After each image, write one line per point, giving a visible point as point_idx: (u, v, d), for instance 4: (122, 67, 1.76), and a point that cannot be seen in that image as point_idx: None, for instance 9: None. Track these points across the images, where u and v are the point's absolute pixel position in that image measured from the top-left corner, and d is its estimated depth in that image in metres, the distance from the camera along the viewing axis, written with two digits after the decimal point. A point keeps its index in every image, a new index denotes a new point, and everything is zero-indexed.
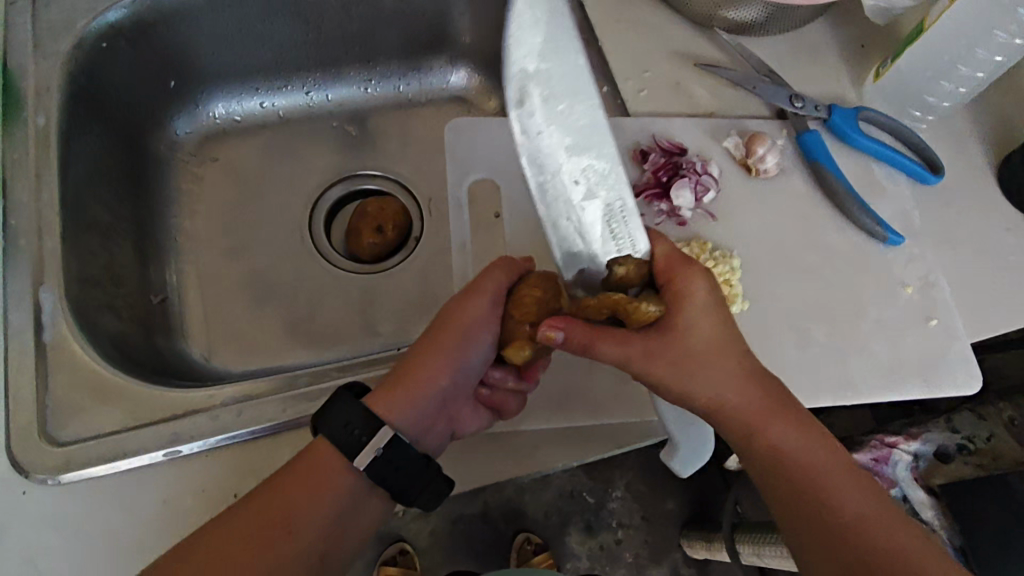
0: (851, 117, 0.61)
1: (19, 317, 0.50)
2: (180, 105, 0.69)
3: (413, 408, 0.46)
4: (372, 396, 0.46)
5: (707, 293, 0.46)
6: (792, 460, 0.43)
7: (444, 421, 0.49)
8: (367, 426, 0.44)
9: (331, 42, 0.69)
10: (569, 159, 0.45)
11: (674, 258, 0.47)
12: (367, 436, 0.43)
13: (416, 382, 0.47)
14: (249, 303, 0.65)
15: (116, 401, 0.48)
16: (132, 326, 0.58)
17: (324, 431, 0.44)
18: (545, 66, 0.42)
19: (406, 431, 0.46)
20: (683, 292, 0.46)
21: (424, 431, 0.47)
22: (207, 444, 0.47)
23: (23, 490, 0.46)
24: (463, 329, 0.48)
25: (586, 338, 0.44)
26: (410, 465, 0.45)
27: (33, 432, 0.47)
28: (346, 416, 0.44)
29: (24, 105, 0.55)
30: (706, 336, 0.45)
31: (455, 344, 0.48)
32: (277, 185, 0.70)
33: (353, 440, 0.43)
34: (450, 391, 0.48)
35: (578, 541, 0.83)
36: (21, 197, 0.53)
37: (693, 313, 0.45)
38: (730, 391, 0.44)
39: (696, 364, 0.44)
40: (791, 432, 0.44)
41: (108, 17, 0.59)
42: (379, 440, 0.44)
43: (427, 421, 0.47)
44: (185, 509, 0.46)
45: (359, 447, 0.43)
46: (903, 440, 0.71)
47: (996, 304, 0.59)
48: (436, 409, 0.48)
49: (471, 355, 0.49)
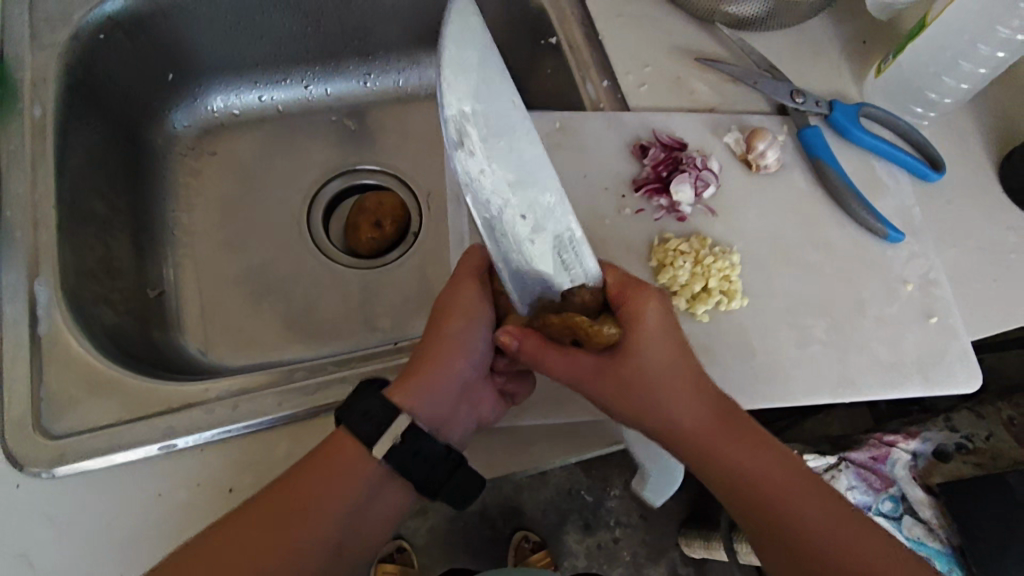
0: (852, 113, 0.61)
1: (13, 309, 0.49)
2: (178, 98, 0.68)
3: (434, 399, 0.46)
4: (394, 388, 0.45)
5: (658, 316, 0.46)
6: (750, 477, 0.44)
7: (465, 411, 0.49)
8: (386, 415, 0.43)
9: (330, 36, 0.68)
10: (520, 193, 0.38)
11: (626, 285, 0.46)
12: (385, 425, 0.43)
13: (433, 374, 0.46)
14: (247, 297, 0.64)
15: (112, 394, 0.48)
16: (129, 319, 0.58)
17: (344, 421, 0.43)
18: (478, 97, 0.35)
19: (428, 423, 0.45)
20: (633, 317, 0.45)
21: (446, 421, 0.47)
22: (203, 438, 0.47)
23: (16, 483, 0.45)
24: (468, 317, 0.47)
25: (538, 348, 0.45)
26: (429, 455, 0.44)
27: (27, 425, 0.46)
28: (367, 406, 0.43)
29: (19, 96, 0.55)
30: (654, 359, 0.45)
31: (462, 333, 0.47)
32: (275, 178, 0.70)
33: (373, 429, 0.43)
34: (467, 379, 0.48)
35: (576, 539, 0.83)
36: (16, 188, 0.52)
37: (646, 338, 0.45)
38: (683, 411, 0.45)
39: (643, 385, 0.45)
40: (748, 448, 0.44)
41: (105, 8, 0.58)
42: (397, 427, 0.43)
43: (447, 412, 0.47)
44: (180, 503, 0.46)
45: (377, 437, 0.43)
46: (902, 438, 0.70)
47: (996, 302, 0.58)
48: (456, 398, 0.47)
49: (481, 341, 0.48)
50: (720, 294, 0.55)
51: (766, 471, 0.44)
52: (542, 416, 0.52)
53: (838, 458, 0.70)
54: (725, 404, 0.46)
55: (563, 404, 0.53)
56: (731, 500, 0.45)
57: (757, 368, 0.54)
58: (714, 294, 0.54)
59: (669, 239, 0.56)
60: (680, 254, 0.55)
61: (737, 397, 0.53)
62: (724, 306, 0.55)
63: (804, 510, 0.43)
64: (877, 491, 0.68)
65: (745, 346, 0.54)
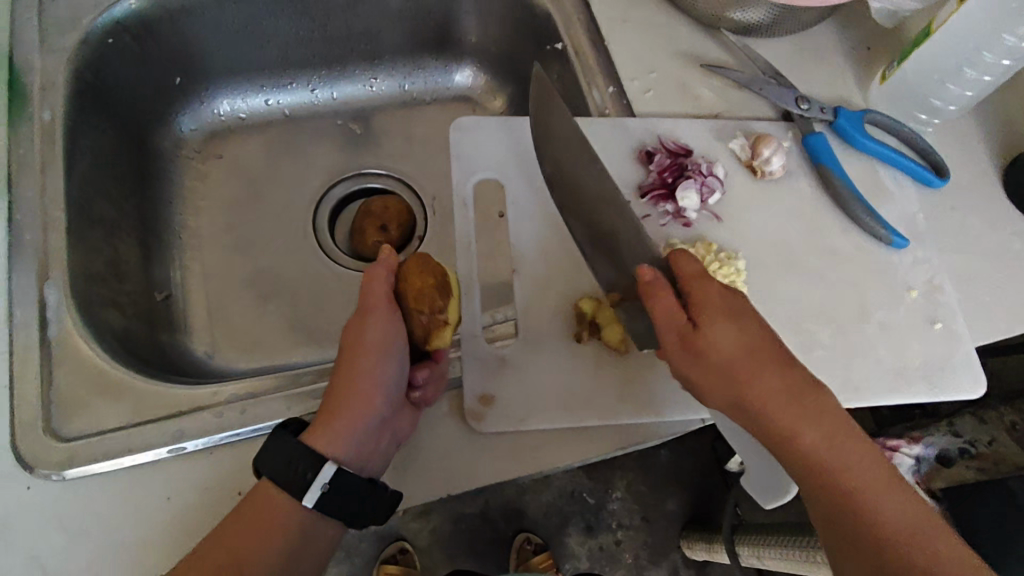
0: (857, 120, 0.61)
1: (23, 312, 0.49)
2: (185, 102, 0.69)
3: (350, 437, 0.45)
4: (308, 432, 0.45)
5: (726, 296, 0.44)
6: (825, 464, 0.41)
7: (389, 439, 0.48)
8: (311, 463, 0.43)
9: (337, 40, 0.69)
10: None
11: (696, 274, 0.45)
12: (310, 475, 0.43)
13: (349, 416, 0.45)
14: (253, 301, 0.65)
15: (121, 397, 0.48)
16: (137, 323, 0.58)
17: (263, 470, 0.43)
18: None
19: (351, 459, 0.45)
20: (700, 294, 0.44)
21: (371, 453, 0.46)
22: (212, 441, 0.47)
23: (26, 486, 0.46)
24: (376, 351, 0.46)
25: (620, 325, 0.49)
26: (352, 491, 0.44)
27: (36, 428, 0.47)
28: (283, 453, 0.43)
29: (29, 100, 0.55)
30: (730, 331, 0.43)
31: (371, 365, 0.46)
32: (282, 182, 0.70)
33: (295, 476, 0.43)
34: (385, 411, 0.47)
35: (578, 542, 0.83)
36: (27, 192, 0.53)
37: (713, 324, 0.43)
38: (759, 390, 0.42)
39: (711, 358, 0.42)
40: (828, 434, 0.41)
41: (114, 13, 0.59)
42: (323, 477, 0.43)
43: (371, 444, 0.46)
44: (188, 507, 0.46)
45: (306, 485, 0.43)
46: (906, 442, 0.71)
47: (1000, 308, 0.59)
48: (378, 430, 0.46)
49: (394, 370, 0.47)
50: None
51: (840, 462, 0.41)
52: (549, 420, 0.52)
53: None
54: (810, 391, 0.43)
55: (569, 408, 0.53)
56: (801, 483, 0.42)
57: None
58: None
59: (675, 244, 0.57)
60: None
61: None
62: None
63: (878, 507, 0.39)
64: None
65: None
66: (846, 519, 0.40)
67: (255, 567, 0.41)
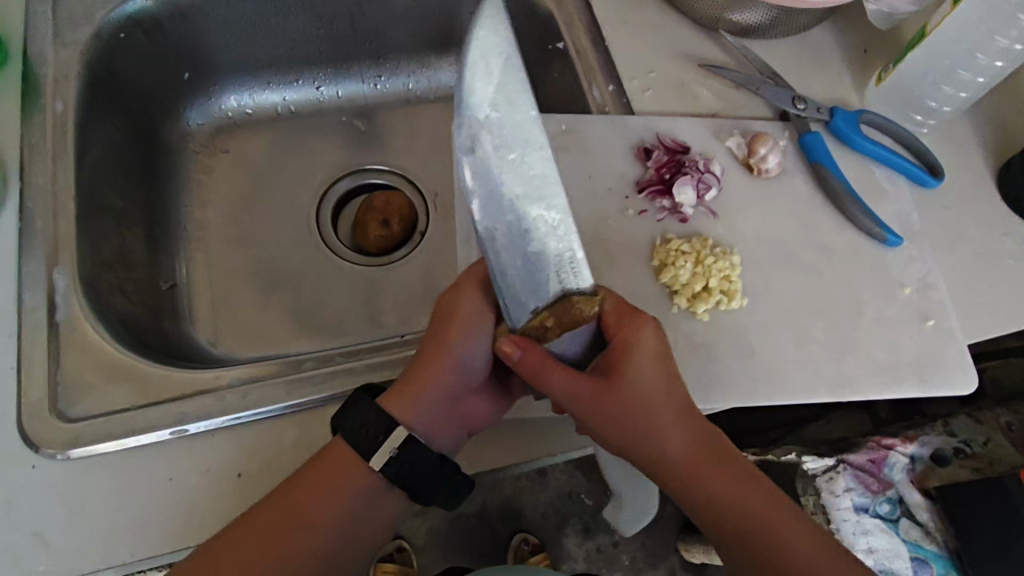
0: (853, 120, 0.62)
1: (32, 297, 0.51)
2: (193, 97, 0.70)
3: (422, 405, 0.46)
4: (384, 400, 0.46)
5: (649, 346, 0.46)
6: (737, 514, 0.46)
7: (462, 420, 0.49)
8: (383, 428, 0.45)
9: (342, 39, 0.70)
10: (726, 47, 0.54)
11: (621, 313, 0.46)
12: (382, 438, 0.44)
13: (427, 385, 0.46)
14: (256, 291, 0.66)
15: (126, 380, 0.49)
16: (142, 309, 0.59)
17: (341, 430, 0.45)
18: None
19: (422, 430, 0.46)
20: (627, 346, 0.46)
21: (443, 428, 0.47)
22: (214, 424, 0.48)
23: (32, 464, 0.46)
24: (472, 323, 0.47)
25: (540, 366, 0.43)
26: (426, 468, 0.45)
27: (43, 408, 0.48)
28: (360, 416, 0.45)
29: (42, 92, 0.56)
30: (647, 392, 0.46)
31: (463, 337, 0.47)
32: (287, 177, 0.71)
33: (370, 440, 0.44)
34: (463, 385, 0.48)
35: (576, 543, 0.81)
36: (38, 180, 0.54)
37: (636, 364, 0.46)
38: (669, 442, 0.46)
39: (638, 416, 0.46)
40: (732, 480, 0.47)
41: (127, 7, 0.60)
42: (392, 442, 0.44)
43: (443, 421, 0.47)
44: (190, 487, 0.47)
45: (380, 451, 0.44)
46: (901, 442, 0.71)
47: (992, 308, 0.59)
48: (447, 407, 0.47)
49: (480, 347, 0.47)
50: (720, 294, 0.56)
51: (746, 502, 0.46)
52: (547, 409, 0.53)
53: (836, 458, 0.70)
54: (717, 444, 0.48)
55: None
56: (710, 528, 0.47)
57: (755, 366, 0.55)
58: (715, 294, 0.55)
59: (671, 239, 0.57)
60: (682, 254, 0.56)
61: (737, 394, 0.54)
62: (724, 306, 0.56)
63: (783, 539, 0.46)
64: (875, 493, 0.69)
65: (744, 344, 0.56)
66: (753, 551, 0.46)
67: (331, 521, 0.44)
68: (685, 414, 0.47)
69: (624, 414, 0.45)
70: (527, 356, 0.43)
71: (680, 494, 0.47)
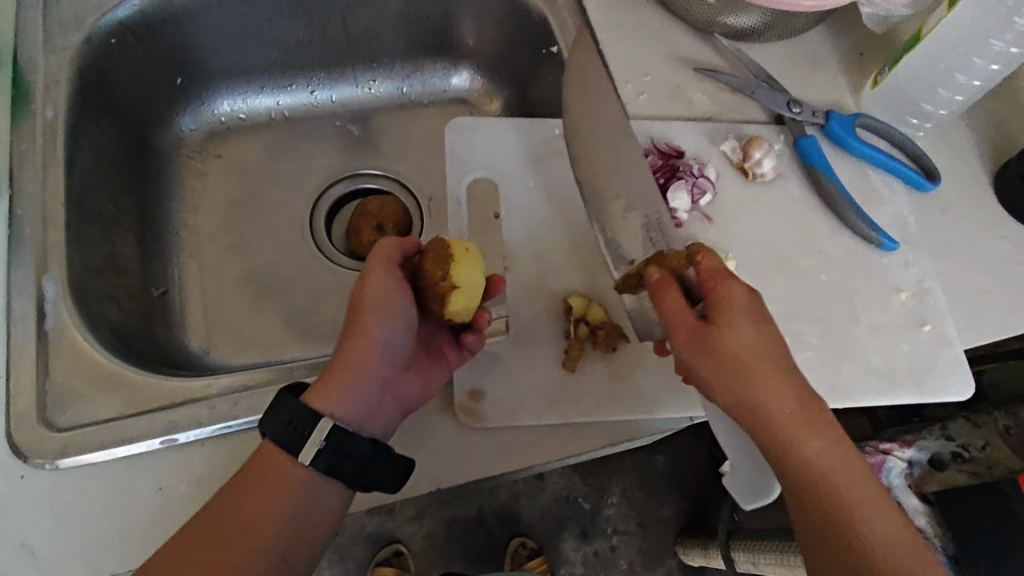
0: (849, 124, 0.62)
1: (21, 305, 0.50)
2: (186, 102, 0.70)
3: (349, 394, 0.45)
4: (309, 396, 0.45)
5: (759, 304, 0.45)
6: (830, 487, 0.42)
7: (391, 406, 0.48)
8: (310, 421, 0.43)
9: (336, 43, 0.70)
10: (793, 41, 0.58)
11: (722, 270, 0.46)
12: (309, 430, 0.43)
13: (348, 373, 0.45)
14: (249, 298, 0.65)
15: (115, 388, 0.49)
16: (133, 316, 0.59)
17: (269, 432, 0.43)
18: None
19: (349, 417, 0.45)
20: (727, 296, 0.44)
21: (370, 414, 0.46)
22: (204, 432, 0.48)
23: (21, 474, 0.46)
24: (383, 304, 0.47)
25: (667, 299, 0.45)
26: (359, 453, 0.44)
27: (31, 418, 0.47)
28: (284, 413, 0.43)
29: (31, 97, 0.56)
30: (752, 340, 0.43)
31: (379, 319, 0.46)
32: (280, 182, 0.71)
33: (295, 435, 0.43)
34: (386, 369, 0.47)
35: (573, 547, 0.91)
36: (27, 187, 0.54)
37: (737, 321, 0.44)
38: (778, 398, 0.43)
39: (743, 366, 0.43)
40: (832, 449, 0.43)
41: (118, 13, 0.60)
42: (319, 432, 0.43)
43: (371, 407, 0.46)
44: (180, 497, 0.47)
45: (309, 445, 0.43)
46: (897, 446, 0.73)
47: (989, 312, 0.59)
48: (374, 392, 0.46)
49: (396, 328, 0.47)
50: None
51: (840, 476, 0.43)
52: (537, 416, 0.53)
53: None
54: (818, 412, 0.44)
55: (557, 407, 0.53)
56: (800, 498, 0.43)
57: None
58: None
59: None
60: None
61: None
62: None
63: (874, 525, 0.42)
64: None
65: None
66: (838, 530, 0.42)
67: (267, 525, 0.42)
68: (795, 367, 0.44)
69: (739, 365, 0.42)
70: (668, 299, 0.45)
71: (779, 456, 0.43)
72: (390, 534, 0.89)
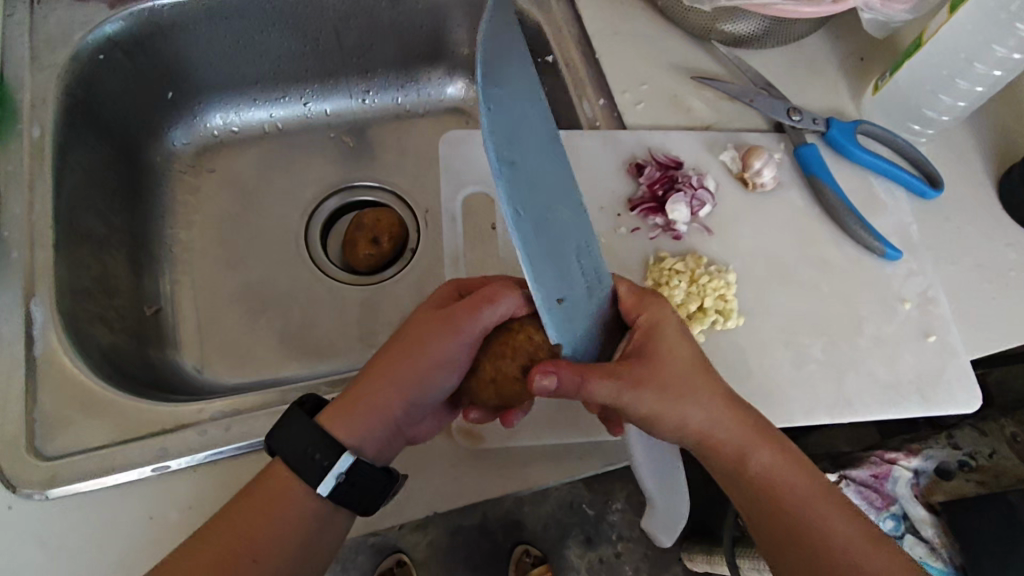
0: (850, 131, 0.61)
1: (8, 329, 0.49)
2: (178, 116, 0.69)
3: (371, 426, 0.43)
4: (323, 414, 0.43)
5: (678, 327, 0.46)
6: (780, 489, 0.43)
7: (403, 440, 0.47)
8: (327, 451, 0.42)
9: (329, 54, 0.69)
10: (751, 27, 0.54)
11: (641, 295, 0.46)
12: (327, 463, 0.42)
13: (377, 408, 0.44)
14: (243, 314, 0.64)
15: (105, 414, 0.48)
16: (125, 338, 0.58)
17: (282, 454, 0.42)
18: None
19: (366, 452, 0.44)
20: (656, 324, 0.45)
21: (385, 452, 0.45)
22: (196, 459, 0.47)
23: (9, 504, 0.45)
24: (440, 362, 0.45)
25: (579, 374, 0.41)
26: (368, 483, 0.43)
27: (20, 446, 0.46)
28: (297, 437, 0.42)
29: (18, 117, 0.55)
30: (688, 373, 0.44)
31: (427, 371, 0.45)
32: (274, 195, 0.70)
33: (309, 462, 0.42)
34: (411, 414, 0.46)
35: (578, 554, 0.91)
36: (14, 209, 0.53)
37: (669, 344, 0.44)
38: (715, 421, 0.44)
39: (676, 399, 0.43)
40: (778, 455, 0.44)
41: (105, 29, 0.59)
42: (340, 465, 0.42)
43: (388, 442, 0.45)
44: (171, 525, 0.46)
45: (321, 472, 0.42)
46: (903, 455, 0.70)
47: (995, 321, 0.58)
48: (394, 429, 0.45)
49: (441, 381, 0.46)
50: (716, 313, 0.54)
51: (796, 486, 0.43)
52: (537, 438, 0.52)
53: (837, 475, 0.70)
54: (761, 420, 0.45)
55: (557, 426, 0.52)
56: (752, 508, 0.43)
57: (753, 387, 0.54)
58: (710, 314, 0.54)
59: (665, 258, 0.56)
60: (676, 273, 0.55)
61: None
62: (720, 325, 0.55)
63: (836, 525, 0.42)
64: (878, 509, 0.68)
65: (741, 364, 0.54)
66: (791, 527, 0.42)
67: (274, 544, 0.41)
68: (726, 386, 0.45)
69: (663, 398, 0.42)
70: (562, 376, 0.41)
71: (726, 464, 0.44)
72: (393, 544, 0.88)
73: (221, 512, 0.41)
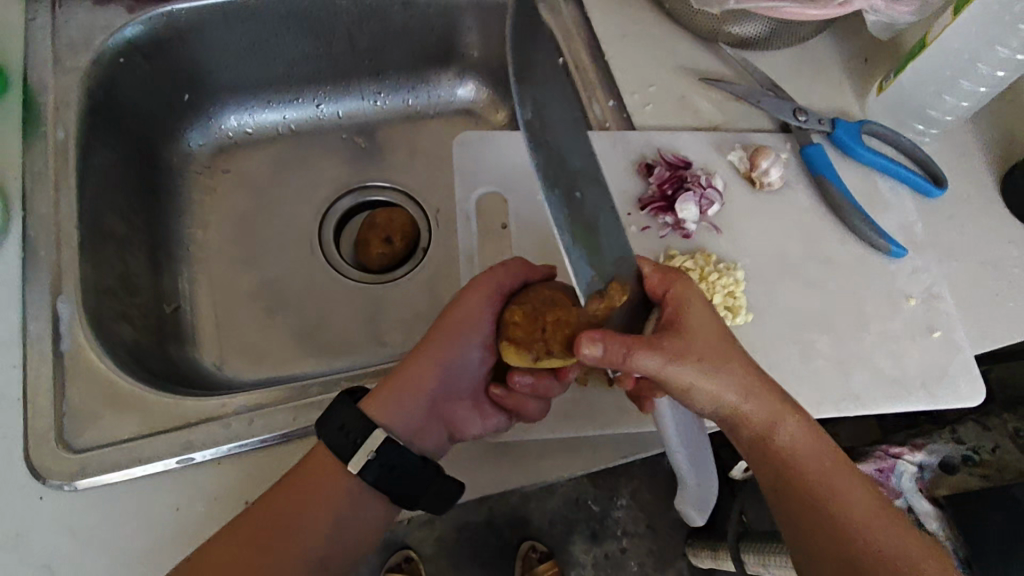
0: (855, 131, 0.62)
1: (36, 327, 0.51)
2: (194, 118, 0.70)
3: (402, 406, 0.48)
4: (367, 402, 0.48)
5: (701, 298, 0.46)
6: (802, 467, 0.44)
7: (442, 425, 0.50)
8: (363, 430, 0.45)
9: (342, 56, 0.70)
10: None
11: (664, 272, 0.46)
12: (360, 439, 0.45)
13: (407, 385, 0.48)
14: (260, 312, 0.66)
15: (132, 408, 0.49)
16: (146, 334, 0.59)
17: (321, 433, 0.45)
18: None
19: (398, 432, 0.48)
20: (685, 301, 0.45)
21: (421, 438, 0.49)
22: (220, 452, 0.48)
23: (40, 495, 0.46)
24: (464, 335, 0.50)
25: (626, 346, 0.41)
26: (405, 468, 0.46)
27: (49, 438, 0.48)
28: (340, 418, 0.45)
29: (43, 119, 0.57)
30: (718, 346, 0.44)
31: (454, 346, 0.50)
32: (289, 195, 0.71)
33: (346, 442, 0.45)
34: (443, 390, 0.50)
35: (583, 549, 0.92)
36: (40, 209, 0.54)
37: (694, 318, 0.45)
38: (745, 394, 0.44)
39: (709, 371, 0.43)
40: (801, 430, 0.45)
41: (125, 33, 0.61)
42: (372, 444, 0.45)
43: (421, 424, 0.49)
44: (197, 517, 0.47)
45: (354, 450, 0.45)
46: (908, 450, 0.71)
47: (998, 317, 0.59)
48: (427, 408, 0.49)
49: (466, 356, 0.50)
50: (725, 310, 0.55)
51: (814, 461, 0.44)
52: (551, 431, 0.53)
53: None
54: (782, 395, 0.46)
55: (570, 420, 0.53)
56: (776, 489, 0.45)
57: None
58: (719, 310, 0.55)
59: (674, 255, 0.57)
60: (686, 271, 0.56)
61: None
62: (729, 322, 0.56)
63: (852, 503, 0.43)
64: None
65: (750, 360, 0.55)
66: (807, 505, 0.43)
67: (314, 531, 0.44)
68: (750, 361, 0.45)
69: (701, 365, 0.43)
70: (611, 343, 0.41)
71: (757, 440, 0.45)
72: (402, 540, 0.89)
73: (265, 499, 0.44)
